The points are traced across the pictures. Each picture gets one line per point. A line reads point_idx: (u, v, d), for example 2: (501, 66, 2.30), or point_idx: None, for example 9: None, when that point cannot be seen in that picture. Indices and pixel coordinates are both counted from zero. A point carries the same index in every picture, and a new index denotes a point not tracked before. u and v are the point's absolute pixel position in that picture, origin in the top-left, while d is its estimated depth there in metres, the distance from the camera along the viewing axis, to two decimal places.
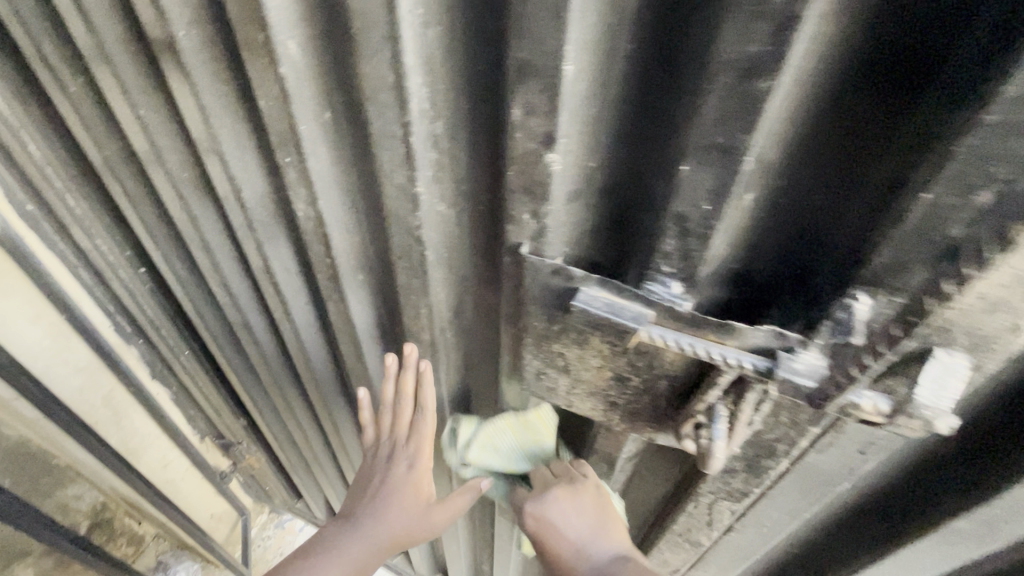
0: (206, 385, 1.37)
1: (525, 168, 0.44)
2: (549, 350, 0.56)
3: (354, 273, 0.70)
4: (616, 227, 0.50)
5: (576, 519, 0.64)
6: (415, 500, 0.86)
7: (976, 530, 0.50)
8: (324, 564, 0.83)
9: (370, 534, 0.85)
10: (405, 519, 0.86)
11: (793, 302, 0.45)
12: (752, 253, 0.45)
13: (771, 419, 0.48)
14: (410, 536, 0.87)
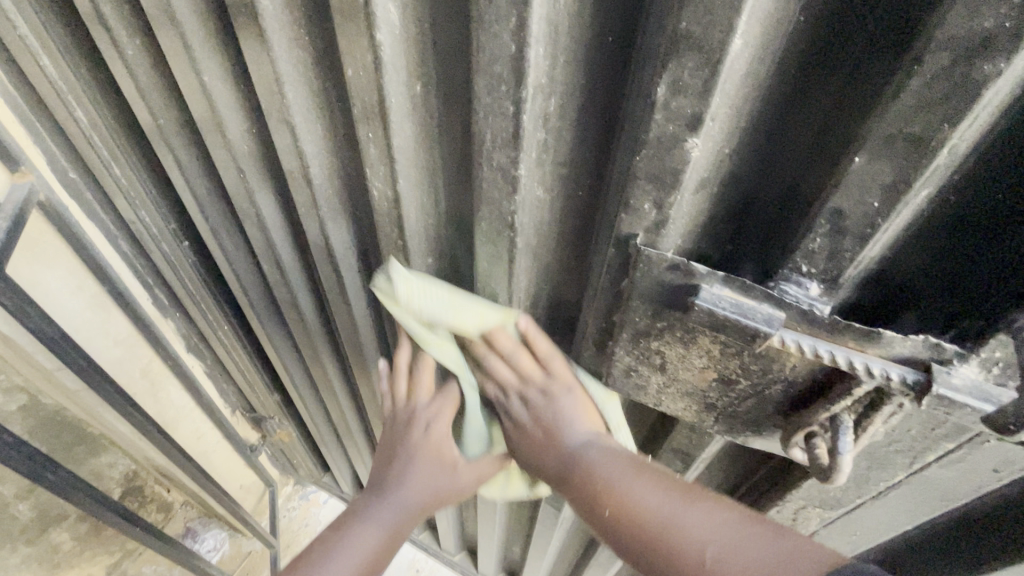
0: (245, 359, 1.35)
1: (657, 153, 0.40)
2: (647, 347, 0.53)
3: (424, 255, 0.67)
4: (737, 219, 0.46)
5: (566, 400, 0.66)
6: (440, 464, 0.82)
7: None
8: (358, 531, 0.78)
9: (405, 500, 0.80)
10: (435, 483, 0.82)
11: (951, 303, 0.41)
12: (899, 257, 0.41)
13: (897, 432, 0.45)
14: (442, 499, 0.83)
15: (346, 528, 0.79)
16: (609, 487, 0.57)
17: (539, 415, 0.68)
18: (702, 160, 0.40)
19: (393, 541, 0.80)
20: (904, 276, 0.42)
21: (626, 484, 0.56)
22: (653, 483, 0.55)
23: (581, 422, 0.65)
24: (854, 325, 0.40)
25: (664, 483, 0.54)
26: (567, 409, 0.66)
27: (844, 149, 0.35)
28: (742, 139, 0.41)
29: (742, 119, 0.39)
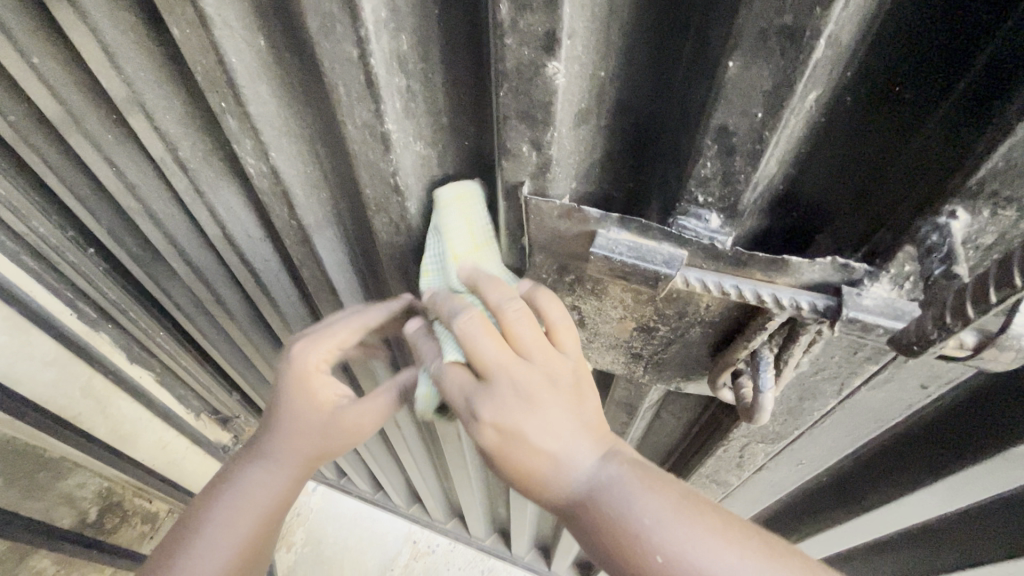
0: (192, 363, 1.29)
1: (521, 83, 0.34)
2: (561, 303, 0.49)
3: (324, 232, 0.61)
4: (636, 150, 0.41)
5: (548, 411, 0.44)
6: (316, 431, 0.61)
7: (994, 473, 0.49)
8: (227, 509, 0.62)
9: (281, 462, 0.62)
10: (317, 446, 0.62)
11: (867, 218, 0.37)
12: (807, 172, 0.37)
13: (822, 360, 0.42)
14: (326, 450, 0.63)
15: (211, 504, 0.62)
16: (624, 522, 0.40)
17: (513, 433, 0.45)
18: (573, 87, 0.35)
19: (276, 508, 0.64)
20: (815, 192, 0.38)
21: (649, 526, 0.40)
22: (648, 487, 0.41)
23: (584, 436, 0.45)
24: (759, 254, 0.36)
25: (685, 507, 0.40)
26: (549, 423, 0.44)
27: (719, 53, 0.30)
28: (620, 57, 0.35)
29: (613, 29, 0.34)
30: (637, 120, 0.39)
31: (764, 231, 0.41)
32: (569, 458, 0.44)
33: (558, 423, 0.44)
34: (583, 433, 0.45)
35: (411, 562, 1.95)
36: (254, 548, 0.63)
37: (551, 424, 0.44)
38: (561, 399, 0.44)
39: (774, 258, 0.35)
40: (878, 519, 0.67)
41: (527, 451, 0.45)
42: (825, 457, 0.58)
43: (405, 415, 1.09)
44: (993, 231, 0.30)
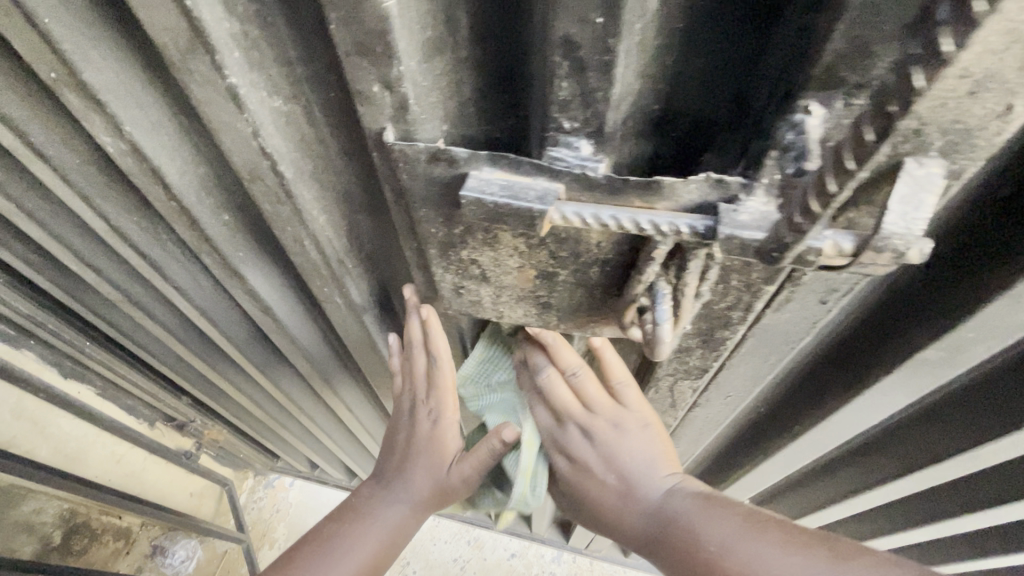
0: (129, 373, 1.23)
1: (348, 11, 0.31)
2: (459, 257, 0.46)
3: (210, 213, 0.57)
4: (507, 79, 0.38)
5: (632, 438, 0.61)
6: (440, 457, 0.75)
7: (900, 384, 0.50)
8: (361, 527, 0.77)
9: (410, 494, 0.77)
10: (437, 478, 0.75)
11: (748, 129, 0.35)
12: (678, 85, 0.34)
13: (720, 286, 0.41)
14: (445, 494, 0.76)
15: (350, 520, 0.78)
16: (696, 537, 0.52)
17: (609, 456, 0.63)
18: (408, 11, 0.31)
19: (394, 536, 0.78)
20: (691, 104, 0.35)
21: (719, 536, 0.50)
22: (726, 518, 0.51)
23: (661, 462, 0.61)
24: (634, 178, 0.35)
25: (748, 525, 0.49)
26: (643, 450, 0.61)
27: None
28: None
29: None
30: (500, 44, 0.36)
31: (647, 155, 0.39)
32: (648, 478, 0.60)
33: (639, 447, 0.61)
34: (659, 458, 0.61)
35: None
36: (381, 556, 0.77)
37: (633, 447, 0.61)
38: (641, 431, 0.61)
39: (646, 181, 0.34)
40: (808, 449, 0.68)
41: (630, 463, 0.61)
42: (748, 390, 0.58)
43: (356, 397, 1.07)
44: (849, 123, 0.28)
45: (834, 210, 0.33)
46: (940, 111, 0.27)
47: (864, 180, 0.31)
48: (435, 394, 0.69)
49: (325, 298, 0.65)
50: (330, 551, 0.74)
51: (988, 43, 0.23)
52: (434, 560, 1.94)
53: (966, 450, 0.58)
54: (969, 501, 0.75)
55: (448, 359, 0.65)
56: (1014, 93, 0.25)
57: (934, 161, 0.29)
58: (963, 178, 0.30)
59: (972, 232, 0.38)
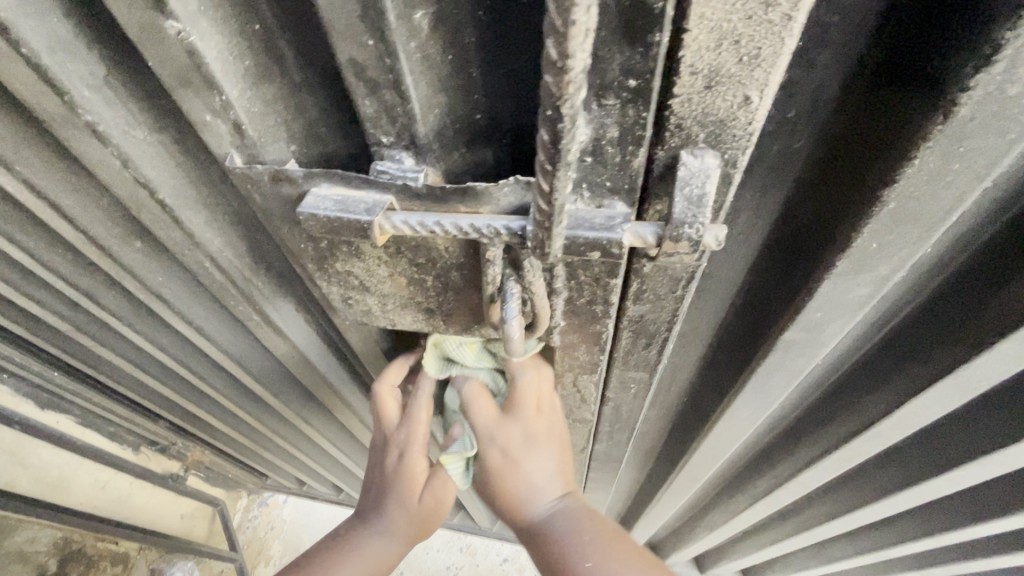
0: (102, 401, 1.26)
1: (160, 47, 0.33)
2: (335, 271, 0.48)
3: (117, 244, 0.59)
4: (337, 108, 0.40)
5: (538, 455, 0.62)
6: (408, 486, 0.70)
7: (781, 367, 0.51)
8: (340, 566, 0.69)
9: (389, 526, 0.71)
10: (410, 510, 0.70)
11: None
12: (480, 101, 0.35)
13: (573, 282, 0.42)
14: (422, 523, 0.71)
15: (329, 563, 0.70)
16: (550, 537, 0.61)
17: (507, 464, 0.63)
18: (218, 44, 0.34)
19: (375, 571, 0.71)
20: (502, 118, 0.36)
21: (577, 550, 0.58)
22: (592, 541, 0.59)
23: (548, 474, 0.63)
24: (453, 186, 0.36)
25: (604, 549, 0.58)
26: (538, 465, 0.63)
27: None
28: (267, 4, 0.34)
29: None
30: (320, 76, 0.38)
31: (481, 162, 0.39)
32: (540, 495, 0.63)
33: (540, 464, 0.62)
34: (556, 476, 0.64)
35: None
36: None
37: (534, 465, 0.63)
38: (547, 446, 0.63)
39: (463, 186, 0.35)
40: (730, 436, 0.69)
41: (519, 471, 0.63)
42: (650, 382, 0.59)
43: (315, 410, 1.09)
44: (612, 123, 0.29)
45: (640, 202, 0.35)
46: (689, 106, 0.28)
47: (654, 173, 0.33)
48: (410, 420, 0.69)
49: (246, 316, 0.67)
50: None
51: (697, 38, 0.25)
52: (428, 569, 1.95)
53: (868, 428, 0.59)
54: (903, 479, 0.75)
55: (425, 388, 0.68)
56: (744, 85, 0.27)
57: (707, 154, 0.31)
58: (741, 166, 0.31)
59: (799, 216, 0.40)
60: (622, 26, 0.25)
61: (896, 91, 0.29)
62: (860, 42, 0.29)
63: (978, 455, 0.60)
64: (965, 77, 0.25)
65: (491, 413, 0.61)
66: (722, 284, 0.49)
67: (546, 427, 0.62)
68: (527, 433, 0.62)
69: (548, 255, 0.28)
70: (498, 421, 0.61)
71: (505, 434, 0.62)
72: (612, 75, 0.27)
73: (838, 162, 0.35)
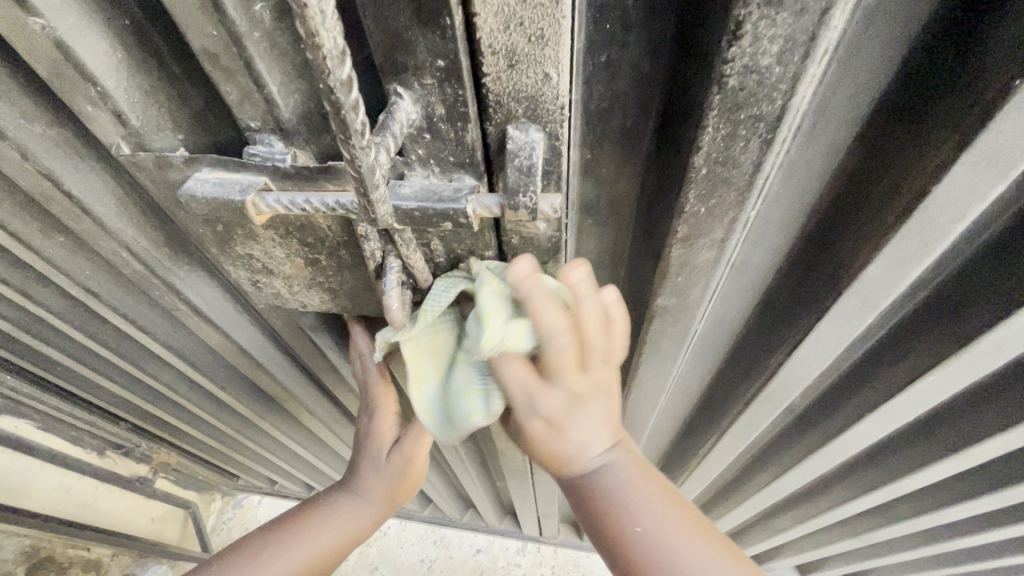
0: (57, 404, 1.26)
1: (30, 42, 0.36)
2: (236, 254, 0.50)
3: (34, 238, 0.60)
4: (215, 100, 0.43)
5: (585, 413, 0.46)
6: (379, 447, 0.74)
7: (663, 333, 0.55)
8: (316, 529, 0.74)
9: (363, 489, 0.75)
10: (382, 472, 0.74)
11: None
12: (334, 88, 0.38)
13: (451, 255, 0.45)
14: (395, 486, 0.74)
15: (306, 524, 0.75)
16: (592, 480, 0.48)
17: (547, 430, 0.46)
18: (87, 39, 0.36)
19: (349, 536, 0.75)
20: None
21: (631, 507, 0.48)
22: (650, 489, 0.49)
23: (603, 431, 0.47)
24: (319, 166, 0.39)
25: (655, 486, 0.49)
26: (587, 423, 0.46)
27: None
28: None
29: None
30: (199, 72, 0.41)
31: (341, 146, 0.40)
32: (584, 449, 0.47)
33: (588, 424, 0.46)
34: (602, 425, 0.47)
35: (365, 547, 2.00)
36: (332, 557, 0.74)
37: (575, 420, 0.46)
38: (600, 402, 0.46)
39: (325, 165, 0.38)
40: (643, 407, 0.73)
41: (559, 440, 0.47)
42: None
43: (269, 403, 1.11)
44: (437, 101, 0.32)
45: (486, 176, 0.38)
46: (501, 83, 0.32)
47: (493, 148, 0.36)
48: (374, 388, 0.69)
49: (174, 306, 0.69)
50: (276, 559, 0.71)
51: (487, 22, 0.28)
52: (402, 562, 1.97)
53: (761, 388, 0.63)
54: (814, 447, 0.79)
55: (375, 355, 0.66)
56: (541, 63, 0.30)
57: (530, 128, 0.34)
58: (565, 138, 0.35)
59: (649, 189, 0.44)
60: (415, 11, 0.28)
61: (693, 67, 0.32)
62: (657, 24, 0.32)
63: (867, 411, 0.64)
64: (723, 51, 0.29)
65: (529, 374, 0.45)
66: (608, 259, 0.53)
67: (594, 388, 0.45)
68: (593, 394, 0.45)
69: (380, 218, 0.32)
70: (537, 382, 0.45)
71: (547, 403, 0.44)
72: (420, 56, 0.30)
73: (668, 134, 0.38)
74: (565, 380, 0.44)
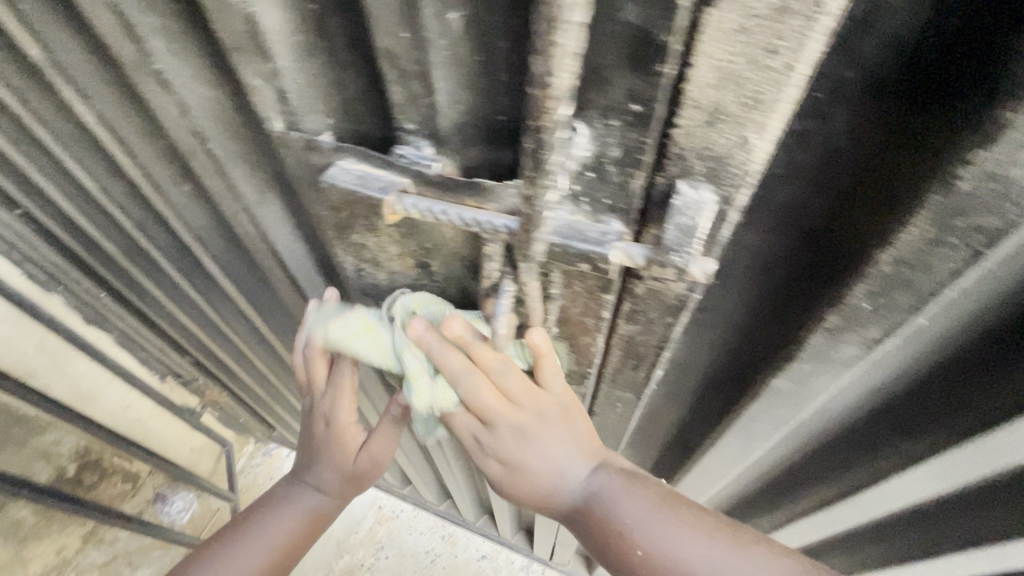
0: (137, 326, 1.35)
1: (226, 12, 0.37)
2: (351, 242, 0.50)
3: (165, 183, 0.64)
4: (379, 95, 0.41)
5: (550, 429, 0.53)
6: (343, 448, 0.78)
7: (767, 415, 0.51)
8: (275, 523, 0.79)
9: (325, 483, 0.81)
10: (345, 469, 0.79)
11: None
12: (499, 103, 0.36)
13: (567, 291, 0.43)
14: (358, 478, 0.81)
15: (263, 520, 0.79)
16: (626, 532, 0.50)
17: (516, 471, 0.55)
18: (276, 19, 0.37)
19: (313, 522, 0.81)
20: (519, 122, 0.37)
21: (644, 529, 0.49)
22: (693, 534, 0.48)
23: (577, 452, 0.54)
24: (464, 179, 0.38)
25: (711, 530, 0.49)
26: (553, 442, 0.53)
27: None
28: None
29: None
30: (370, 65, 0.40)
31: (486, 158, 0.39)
32: (567, 470, 0.54)
33: (550, 448, 0.54)
34: (576, 443, 0.54)
35: (376, 525, 2.03)
36: (291, 548, 0.79)
37: (548, 445, 0.53)
38: (573, 422, 0.54)
39: (471, 180, 0.37)
40: (713, 471, 0.69)
41: (534, 463, 0.54)
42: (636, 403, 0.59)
43: None
44: (615, 142, 0.30)
45: (636, 224, 0.35)
46: (690, 138, 0.29)
47: (653, 200, 0.34)
48: (337, 394, 0.71)
49: (271, 269, 0.71)
50: (236, 555, 0.75)
51: (702, 77, 0.26)
52: (407, 549, 1.98)
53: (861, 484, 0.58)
54: (891, 560, 0.72)
55: (349, 362, 0.68)
56: (743, 126, 0.28)
57: (704, 186, 0.31)
58: (738, 202, 0.32)
59: (798, 267, 0.39)
60: (630, 53, 0.26)
61: (920, 153, 0.28)
62: (879, 102, 0.28)
63: (976, 546, 0.57)
64: (968, 154, 0.26)
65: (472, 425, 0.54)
66: (721, 327, 0.49)
67: (541, 424, 0.52)
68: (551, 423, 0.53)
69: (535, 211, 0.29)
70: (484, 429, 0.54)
71: (545, 455, 0.54)
72: (618, 97, 0.28)
73: (849, 214, 0.34)
74: (507, 423, 0.52)
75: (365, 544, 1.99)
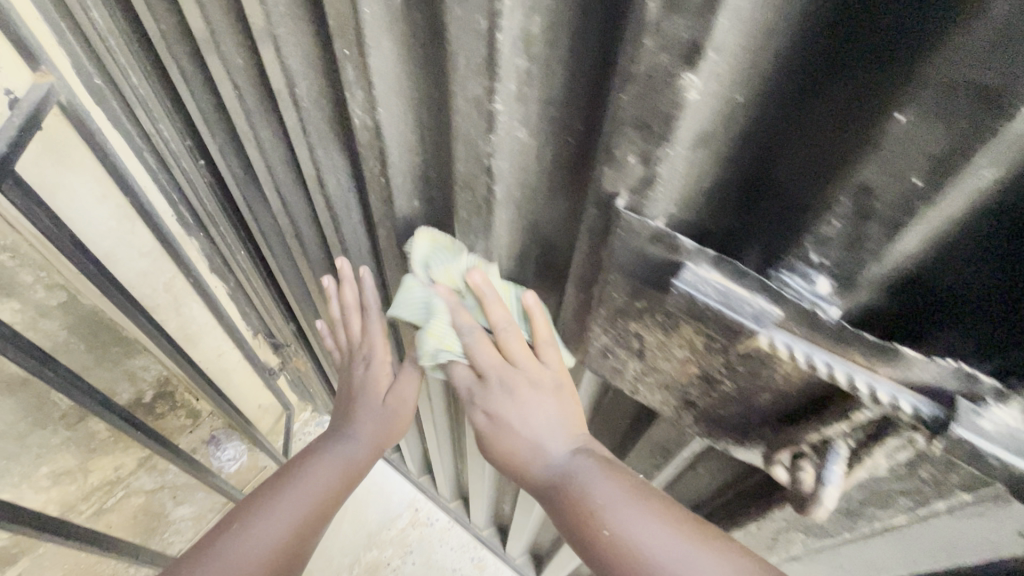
0: (259, 284, 1.36)
1: (649, 91, 0.32)
2: (625, 328, 0.46)
3: (402, 194, 0.61)
4: (784, 199, 0.36)
5: (541, 406, 0.61)
6: (377, 393, 0.91)
7: None
8: (312, 476, 0.85)
9: (362, 436, 0.90)
10: (376, 416, 0.91)
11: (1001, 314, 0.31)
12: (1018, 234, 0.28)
13: (906, 470, 0.37)
14: (390, 430, 0.92)
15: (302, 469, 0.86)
16: (596, 509, 0.53)
17: (501, 421, 0.63)
18: (703, 111, 0.32)
19: (348, 476, 0.89)
20: None
21: (614, 510, 0.52)
22: (639, 498, 0.53)
23: (563, 432, 0.61)
24: (867, 336, 0.32)
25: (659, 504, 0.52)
26: (541, 418, 0.61)
27: (890, 97, 0.26)
28: (765, 88, 0.32)
29: (771, 52, 0.30)
30: (797, 169, 0.34)
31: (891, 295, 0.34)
32: (547, 446, 0.61)
33: (542, 413, 0.61)
34: (558, 426, 0.61)
35: (409, 527, 1.99)
36: (327, 504, 0.85)
37: (531, 411, 0.61)
38: (551, 402, 0.60)
39: (885, 345, 0.31)
40: None
41: (513, 429, 0.63)
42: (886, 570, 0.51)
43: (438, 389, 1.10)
44: None
45: None
46: None
47: None
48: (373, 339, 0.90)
49: None
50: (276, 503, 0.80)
51: None
52: (435, 560, 1.94)
53: None
54: None
55: (377, 309, 0.87)
56: None
57: None
58: None
59: None
60: None
61: None
62: None
63: None
64: None
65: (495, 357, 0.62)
66: None
67: (540, 375, 0.60)
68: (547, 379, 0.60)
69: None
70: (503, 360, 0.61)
71: (540, 412, 0.60)
72: None
73: None
74: (500, 374, 0.61)
75: (395, 543, 1.96)
